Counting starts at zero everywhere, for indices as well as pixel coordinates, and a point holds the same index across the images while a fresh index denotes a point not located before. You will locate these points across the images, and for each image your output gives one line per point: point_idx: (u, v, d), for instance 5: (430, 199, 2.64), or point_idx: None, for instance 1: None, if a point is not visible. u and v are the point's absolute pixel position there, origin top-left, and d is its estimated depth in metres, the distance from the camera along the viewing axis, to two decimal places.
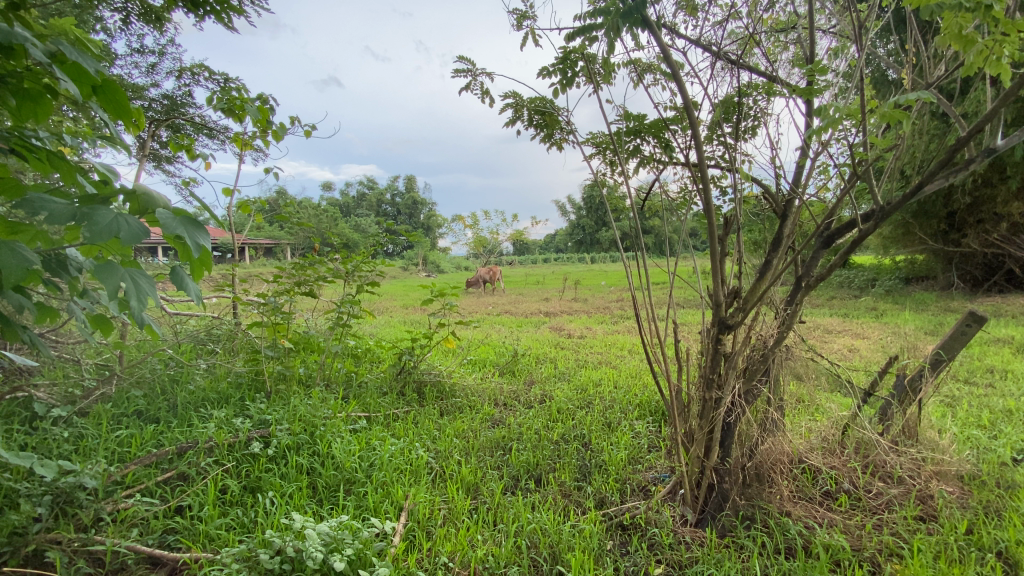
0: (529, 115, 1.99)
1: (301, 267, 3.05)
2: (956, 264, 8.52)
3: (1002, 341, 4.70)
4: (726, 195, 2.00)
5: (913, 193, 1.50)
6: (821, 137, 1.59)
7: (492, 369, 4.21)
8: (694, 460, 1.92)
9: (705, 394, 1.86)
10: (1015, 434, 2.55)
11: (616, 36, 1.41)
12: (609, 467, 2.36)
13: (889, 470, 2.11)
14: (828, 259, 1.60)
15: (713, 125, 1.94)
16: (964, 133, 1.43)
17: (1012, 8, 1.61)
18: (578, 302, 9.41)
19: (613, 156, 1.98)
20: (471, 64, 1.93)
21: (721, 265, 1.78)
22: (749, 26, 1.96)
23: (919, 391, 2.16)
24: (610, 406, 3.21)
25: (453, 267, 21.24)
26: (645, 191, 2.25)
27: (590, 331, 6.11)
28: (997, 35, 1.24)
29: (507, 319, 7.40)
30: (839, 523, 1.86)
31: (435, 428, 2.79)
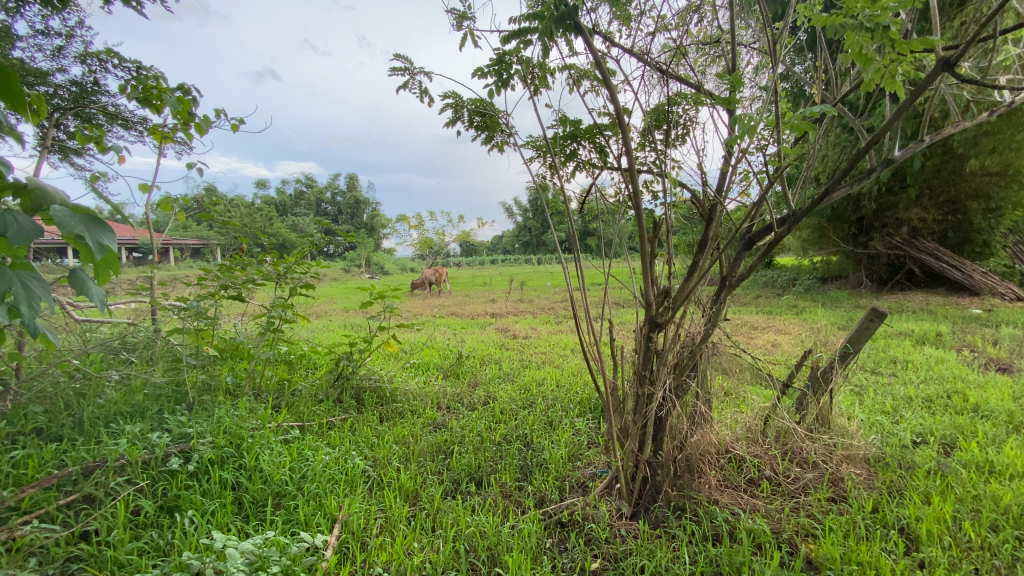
0: (470, 116, 1.97)
1: (228, 269, 2.88)
2: (864, 264, 9.35)
3: (903, 334, 5.21)
4: (657, 199, 2.07)
5: (821, 199, 1.62)
6: (741, 145, 1.68)
7: (435, 371, 4.17)
8: (628, 454, 1.98)
9: (638, 390, 1.93)
10: (912, 419, 2.82)
11: (550, 40, 1.42)
12: (549, 465, 2.39)
13: (805, 456, 2.27)
14: (749, 260, 1.70)
15: (644, 131, 2.01)
16: (863, 144, 1.56)
17: (910, 29, 1.80)
18: (524, 302, 9.50)
19: (551, 158, 2.00)
20: (408, 62, 1.89)
21: (651, 266, 1.84)
22: (678, 38, 2.05)
23: (830, 381, 2.32)
24: (553, 405, 3.25)
25: (397, 268, 20.82)
26: (583, 194, 2.30)
27: (535, 332, 6.19)
28: (892, 55, 1.36)
29: (453, 321, 7.36)
30: (760, 508, 1.98)
31: (374, 435, 2.72)
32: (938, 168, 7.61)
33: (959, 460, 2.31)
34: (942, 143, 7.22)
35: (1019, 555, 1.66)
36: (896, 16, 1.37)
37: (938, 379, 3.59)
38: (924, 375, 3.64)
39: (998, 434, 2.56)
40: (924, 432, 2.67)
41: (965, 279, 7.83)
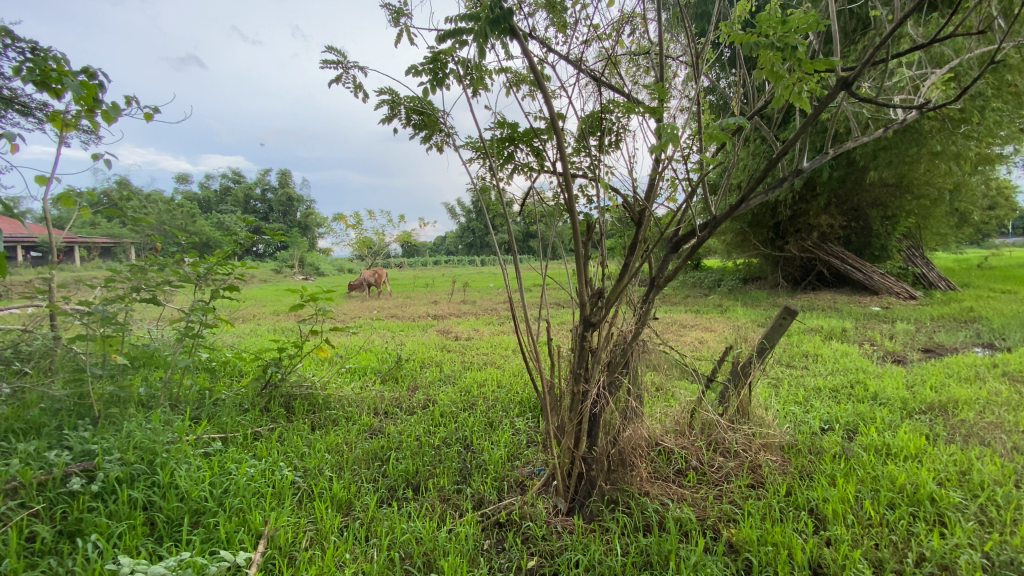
0: (408, 114, 1.93)
1: (139, 271, 2.64)
2: (781, 266, 10.10)
3: (814, 330, 5.68)
4: (592, 204, 2.12)
5: (738, 205, 1.73)
6: (668, 153, 1.77)
7: (373, 376, 4.06)
8: (565, 451, 2.02)
9: (573, 388, 1.97)
10: (821, 408, 3.08)
11: (485, 43, 1.42)
12: (488, 466, 2.39)
13: (727, 445, 2.42)
14: (675, 262, 1.78)
15: (579, 137, 2.07)
16: (775, 154, 1.67)
17: (817, 50, 1.98)
18: (466, 303, 9.46)
19: (488, 161, 2.01)
20: (341, 56, 1.83)
21: (585, 267, 1.89)
22: (611, 47, 2.12)
23: (749, 374, 2.48)
24: (493, 406, 3.26)
25: (334, 269, 20.08)
26: (522, 197, 2.33)
27: (477, 333, 6.17)
28: (799, 72, 1.47)
29: (393, 324, 7.20)
30: (687, 497, 2.08)
31: (304, 444, 2.61)
32: (843, 178, 8.37)
33: (861, 444, 2.55)
34: (846, 156, 7.93)
35: (911, 529, 1.84)
36: (803, 37, 1.49)
37: (843, 370, 3.95)
38: (832, 368, 3.99)
39: (892, 419, 2.85)
40: (831, 420, 2.92)
41: (867, 278, 8.72)
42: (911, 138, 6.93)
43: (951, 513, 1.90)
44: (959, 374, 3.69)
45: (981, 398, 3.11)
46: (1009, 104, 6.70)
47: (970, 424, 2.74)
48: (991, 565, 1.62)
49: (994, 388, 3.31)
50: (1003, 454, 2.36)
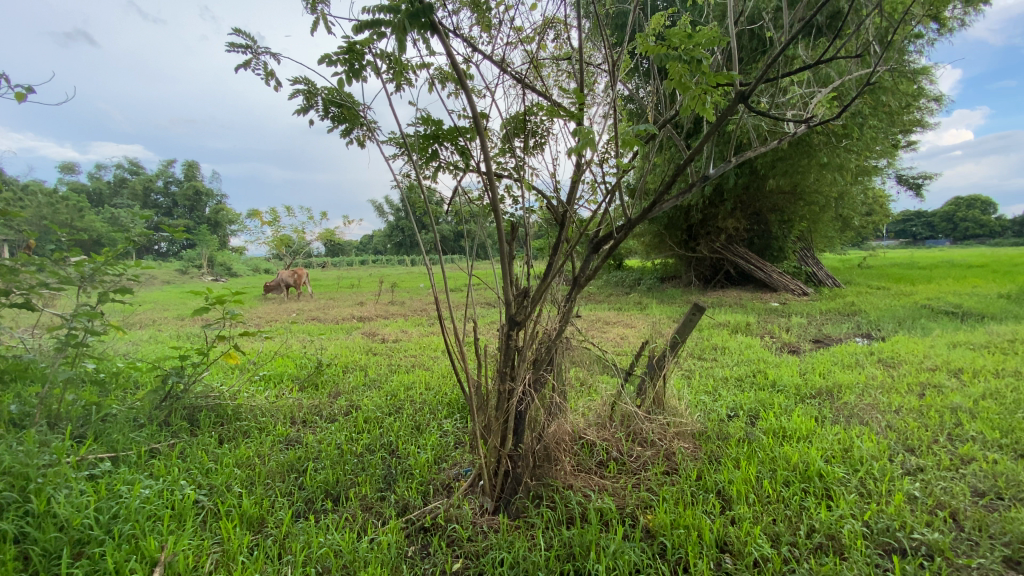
0: (325, 106, 1.84)
1: (7, 272, 2.30)
2: (693, 265, 10.82)
3: (722, 325, 6.14)
4: (516, 204, 2.14)
5: (651, 207, 1.81)
6: (587, 156, 1.82)
7: (290, 383, 3.84)
8: (491, 451, 2.02)
9: (500, 386, 1.97)
10: (727, 397, 3.34)
11: (403, 37, 1.37)
12: (414, 471, 2.34)
13: (644, 435, 2.55)
14: (593, 261, 1.84)
15: (504, 138, 2.08)
16: (683, 159, 1.78)
17: (720, 63, 2.13)
18: (393, 304, 9.21)
19: (412, 158, 1.96)
20: (250, 39, 1.70)
21: (510, 267, 1.90)
22: (535, 51, 2.15)
23: (663, 367, 2.63)
24: (420, 409, 3.20)
25: (248, 269, 18.76)
26: (447, 196, 2.30)
27: (405, 335, 6.03)
28: (704, 85, 1.58)
29: (315, 327, 6.85)
30: (608, 488, 2.17)
31: (210, 460, 2.42)
32: (747, 185, 9.12)
33: (762, 428, 2.78)
34: (749, 164, 8.65)
35: (803, 504, 2.03)
36: (707, 51, 1.59)
37: (747, 361, 4.31)
38: (737, 359, 4.33)
39: (788, 405, 3.14)
40: (737, 407, 3.17)
41: (767, 277, 9.56)
42: (802, 150, 7.74)
43: (835, 487, 2.12)
44: (843, 362, 4.14)
45: (861, 382, 3.52)
46: (882, 122, 7.61)
47: (852, 406, 3.10)
48: (868, 532, 1.83)
49: (871, 374, 3.74)
50: (879, 431, 2.68)
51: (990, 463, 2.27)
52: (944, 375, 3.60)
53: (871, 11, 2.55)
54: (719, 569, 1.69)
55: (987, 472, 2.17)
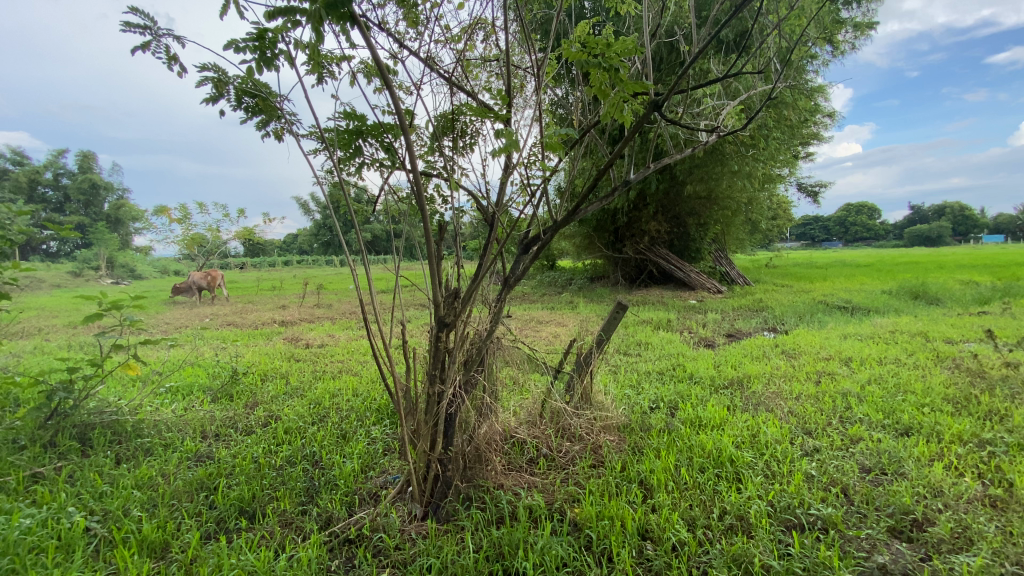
0: (238, 96, 1.71)
1: None
2: (619, 266, 11.27)
3: (645, 321, 6.44)
4: (445, 204, 2.11)
5: (575, 209, 1.86)
6: (513, 157, 1.83)
7: (201, 394, 3.55)
8: (420, 455, 1.98)
9: (429, 390, 1.93)
10: (649, 390, 3.50)
11: (320, 26, 1.30)
12: (338, 482, 2.25)
13: (572, 431, 2.61)
14: (521, 261, 1.86)
15: (432, 136, 2.04)
16: (604, 163, 1.84)
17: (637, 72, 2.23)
18: (319, 307, 8.81)
19: (334, 155, 1.87)
20: (148, 19, 1.55)
21: (438, 268, 1.86)
22: (463, 50, 2.14)
23: (590, 364, 2.70)
24: (346, 416, 3.08)
25: (154, 271, 17.16)
26: (373, 194, 2.23)
27: (332, 339, 5.79)
28: (622, 91, 1.64)
29: (231, 333, 6.39)
30: (537, 485, 2.20)
31: (104, 483, 2.18)
32: (667, 190, 9.65)
33: (680, 419, 2.95)
34: (669, 170, 9.16)
35: (716, 488, 2.17)
36: (625, 60, 1.66)
37: (668, 355, 4.56)
38: (659, 354, 4.57)
39: (703, 395, 3.36)
40: (658, 399, 3.34)
41: (686, 277, 10.17)
42: (716, 158, 8.31)
43: (744, 470, 2.28)
44: (752, 355, 4.49)
45: (767, 372, 3.84)
46: (784, 135, 8.34)
47: (758, 394, 3.36)
48: (773, 511, 1.99)
49: (776, 365, 4.08)
50: (782, 417, 2.93)
51: (874, 442, 2.55)
52: (836, 364, 4.00)
53: (771, 33, 2.77)
54: (641, 556, 1.77)
55: (872, 450, 2.44)
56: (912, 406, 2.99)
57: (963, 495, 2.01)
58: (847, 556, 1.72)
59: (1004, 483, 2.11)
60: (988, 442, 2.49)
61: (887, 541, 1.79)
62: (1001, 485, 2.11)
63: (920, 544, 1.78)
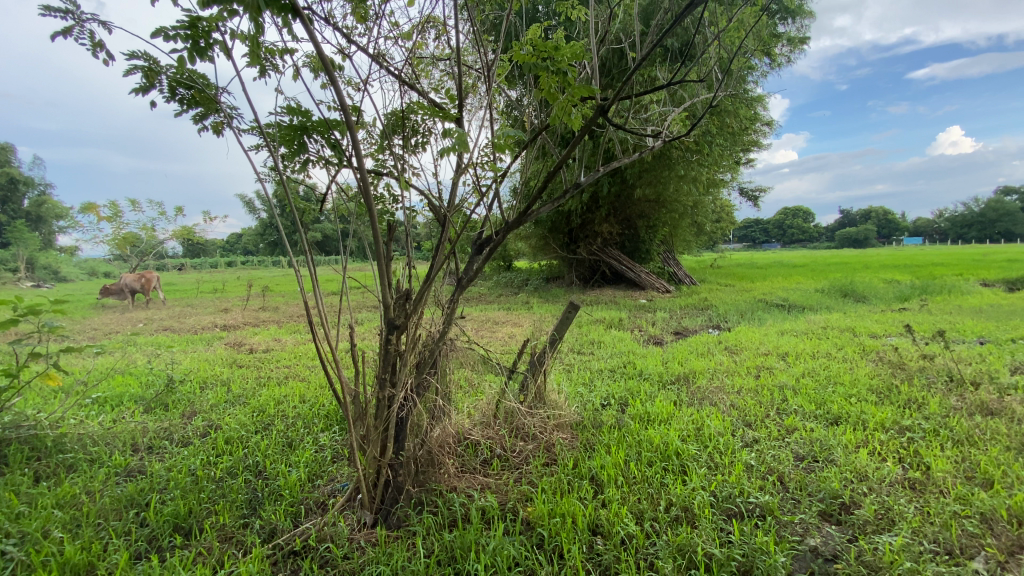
0: (171, 87, 1.61)
1: None
2: (573, 266, 11.46)
3: (598, 321, 6.58)
4: (395, 204, 2.07)
5: (526, 210, 1.86)
6: (464, 157, 1.81)
7: (133, 404, 3.32)
8: (370, 461, 1.93)
9: (379, 394, 1.88)
10: (601, 387, 3.58)
11: (257, 16, 1.24)
12: (283, 492, 2.16)
13: (526, 430, 2.62)
14: (474, 261, 1.85)
15: (382, 135, 2.00)
16: (554, 165, 1.86)
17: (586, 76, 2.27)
18: (265, 311, 8.44)
19: (277, 151, 1.79)
20: (68, 1, 1.43)
21: (387, 269, 1.82)
22: (414, 48, 2.11)
23: (543, 363, 2.73)
24: (293, 423, 2.96)
25: (79, 272, 15.92)
26: (320, 193, 2.15)
27: (278, 343, 5.56)
28: (570, 95, 1.67)
29: (167, 338, 6.02)
30: (491, 486, 2.20)
31: (20, 504, 2.00)
32: (618, 193, 9.90)
33: (630, 415, 3.03)
34: (620, 173, 9.39)
35: (663, 481, 2.24)
36: (572, 65, 1.68)
37: (619, 353, 4.67)
38: (611, 352, 4.68)
39: (652, 391, 3.47)
40: (609, 396, 3.42)
41: (637, 277, 10.47)
42: (664, 163, 8.60)
43: (689, 463, 2.37)
44: (698, 351, 4.67)
45: (711, 368, 4.01)
46: (726, 141, 8.73)
47: (703, 389, 3.51)
48: (715, 501, 2.07)
49: (720, 360, 4.27)
50: (724, 410, 3.06)
51: (807, 432, 2.71)
52: (773, 359, 4.24)
53: (712, 43, 2.89)
54: (591, 551, 1.80)
55: (806, 439, 2.59)
56: (842, 397, 3.20)
57: (884, 478, 2.18)
58: (782, 540, 1.82)
59: (921, 466, 2.29)
60: (907, 428, 2.70)
61: (819, 524, 1.91)
62: (918, 468, 2.29)
63: (848, 526, 1.91)
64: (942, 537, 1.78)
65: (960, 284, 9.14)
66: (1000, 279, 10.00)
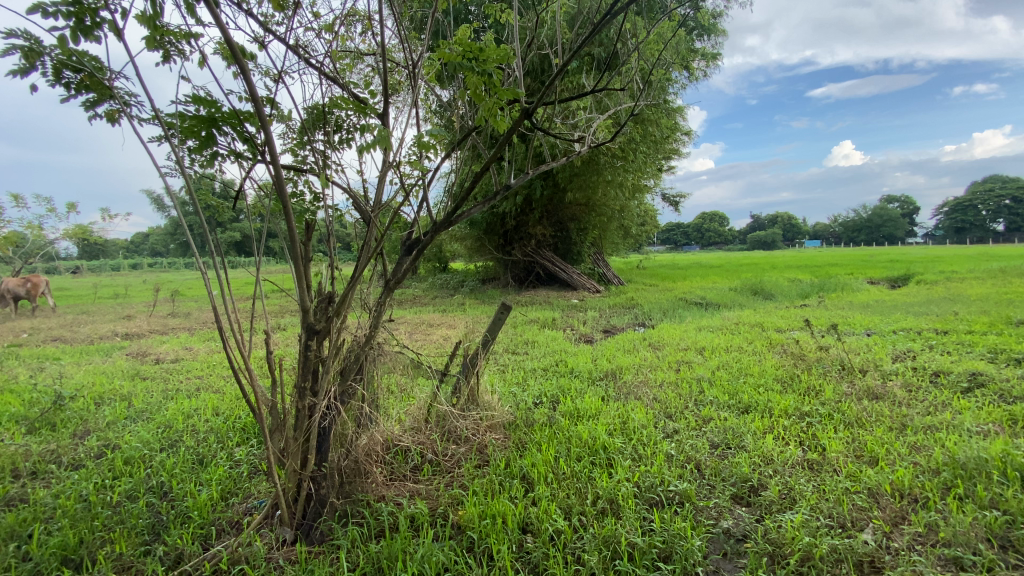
0: (56, 69, 1.43)
1: None
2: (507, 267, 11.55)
3: (533, 321, 6.68)
4: (317, 202, 1.97)
5: (453, 210, 1.84)
6: (389, 155, 1.76)
7: (13, 425, 2.93)
8: (289, 475, 1.82)
9: (298, 404, 1.78)
10: (534, 386, 3.63)
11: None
12: (191, 514, 2.00)
13: (458, 433, 2.60)
14: (400, 263, 1.80)
15: (302, 130, 1.90)
16: (480, 165, 1.85)
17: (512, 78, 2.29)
18: (176, 317, 7.77)
19: (182, 143, 1.65)
20: None
21: (307, 272, 1.73)
22: (337, 41, 2.02)
23: (476, 365, 2.71)
24: (205, 438, 2.74)
25: None
26: (234, 190, 2.01)
27: (190, 352, 5.13)
28: (496, 96, 1.67)
29: (57, 350, 5.37)
30: (421, 492, 2.15)
31: None
32: (551, 196, 10.09)
33: (561, 412, 3.10)
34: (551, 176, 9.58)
35: (591, 474, 2.31)
36: (497, 66, 1.69)
37: (552, 352, 4.76)
38: (544, 351, 4.76)
39: (582, 388, 3.56)
40: (542, 395, 3.47)
41: (569, 277, 10.74)
42: (592, 168, 8.87)
43: (615, 456, 2.46)
44: (625, 348, 4.87)
45: (637, 364, 4.19)
46: (649, 149, 9.16)
47: (630, 384, 3.66)
48: (639, 491, 2.16)
49: (644, 356, 4.47)
50: (648, 403, 3.21)
51: (721, 421, 2.91)
52: (693, 354, 4.50)
53: (634, 54, 3.02)
54: (521, 550, 1.82)
55: (720, 428, 2.78)
56: (751, 387, 3.46)
57: (787, 461, 2.38)
58: (698, 524, 1.93)
59: (818, 448, 2.53)
60: (806, 414, 2.97)
61: (730, 507, 2.05)
62: (816, 450, 2.53)
63: (756, 507, 2.07)
64: (836, 512, 1.97)
65: (852, 282, 10.17)
66: (885, 278, 11.16)
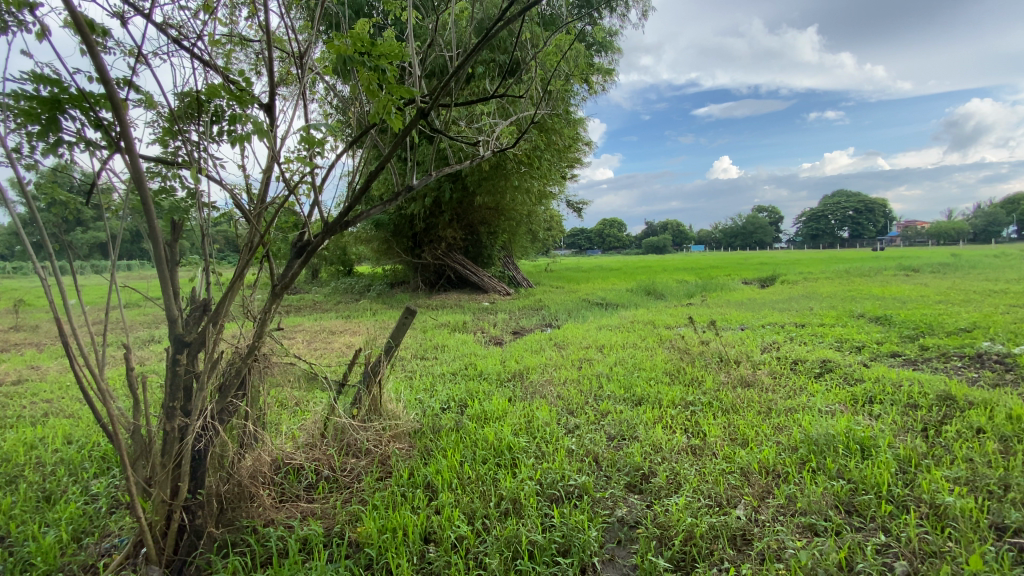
0: None
1: None
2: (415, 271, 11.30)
3: (442, 325, 6.59)
4: (191, 199, 1.77)
5: (346, 210, 1.75)
6: (275, 150, 1.64)
7: None
8: (156, 507, 1.62)
9: (166, 426, 1.58)
10: (441, 391, 3.57)
11: None
12: (32, 561, 1.70)
13: (358, 446, 2.48)
14: (287, 266, 1.68)
15: (172, 118, 1.70)
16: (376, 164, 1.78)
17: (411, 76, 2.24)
18: (19, 331, 6.60)
19: (14, 127, 1.40)
20: None
21: (176, 278, 1.55)
22: (215, 23, 1.84)
23: (377, 373, 2.60)
24: (55, 471, 2.35)
25: None
26: (87, 184, 1.75)
27: (37, 372, 4.38)
28: (390, 93, 1.62)
29: None
30: (315, 512, 2.02)
31: None
32: (460, 200, 10.03)
33: (468, 415, 3.08)
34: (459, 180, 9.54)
35: (496, 476, 2.32)
36: (392, 64, 1.64)
37: (460, 356, 4.73)
38: (452, 355, 4.71)
39: (489, 391, 3.57)
40: (449, 399, 3.43)
41: (479, 280, 10.78)
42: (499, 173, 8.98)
43: (520, 455, 2.50)
44: (532, 348, 4.98)
45: (543, 364, 4.30)
46: (553, 157, 9.47)
47: (536, 384, 3.73)
48: (541, 488, 2.21)
49: (550, 356, 4.60)
50: (552, 402, 3.31)
51: (618, 414, 3.07)
52: (594, 352, 4.72)
53: (534, 64, 3.09)
54: (422, 562, 1.77)
55: (616, 420, 2.94)
56: (646, 381, 3.71)
57: (674, 447, 2.58)
58: (596, 515, 2.02)
59: (701, 434, 2.78)
60: (690, 403, 3.24)
61: (624, 496, 2.17)
62: (699, 436, 2.76)
63: (647, 493, 2.21)
64: (714, 492, 2.17)
65: (731, 283, 11.29)
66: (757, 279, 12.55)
